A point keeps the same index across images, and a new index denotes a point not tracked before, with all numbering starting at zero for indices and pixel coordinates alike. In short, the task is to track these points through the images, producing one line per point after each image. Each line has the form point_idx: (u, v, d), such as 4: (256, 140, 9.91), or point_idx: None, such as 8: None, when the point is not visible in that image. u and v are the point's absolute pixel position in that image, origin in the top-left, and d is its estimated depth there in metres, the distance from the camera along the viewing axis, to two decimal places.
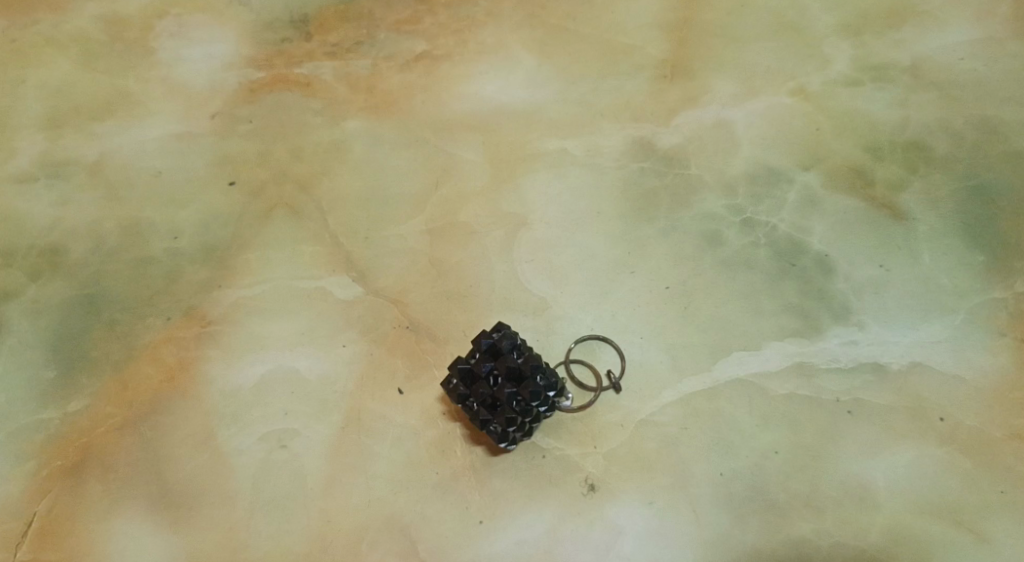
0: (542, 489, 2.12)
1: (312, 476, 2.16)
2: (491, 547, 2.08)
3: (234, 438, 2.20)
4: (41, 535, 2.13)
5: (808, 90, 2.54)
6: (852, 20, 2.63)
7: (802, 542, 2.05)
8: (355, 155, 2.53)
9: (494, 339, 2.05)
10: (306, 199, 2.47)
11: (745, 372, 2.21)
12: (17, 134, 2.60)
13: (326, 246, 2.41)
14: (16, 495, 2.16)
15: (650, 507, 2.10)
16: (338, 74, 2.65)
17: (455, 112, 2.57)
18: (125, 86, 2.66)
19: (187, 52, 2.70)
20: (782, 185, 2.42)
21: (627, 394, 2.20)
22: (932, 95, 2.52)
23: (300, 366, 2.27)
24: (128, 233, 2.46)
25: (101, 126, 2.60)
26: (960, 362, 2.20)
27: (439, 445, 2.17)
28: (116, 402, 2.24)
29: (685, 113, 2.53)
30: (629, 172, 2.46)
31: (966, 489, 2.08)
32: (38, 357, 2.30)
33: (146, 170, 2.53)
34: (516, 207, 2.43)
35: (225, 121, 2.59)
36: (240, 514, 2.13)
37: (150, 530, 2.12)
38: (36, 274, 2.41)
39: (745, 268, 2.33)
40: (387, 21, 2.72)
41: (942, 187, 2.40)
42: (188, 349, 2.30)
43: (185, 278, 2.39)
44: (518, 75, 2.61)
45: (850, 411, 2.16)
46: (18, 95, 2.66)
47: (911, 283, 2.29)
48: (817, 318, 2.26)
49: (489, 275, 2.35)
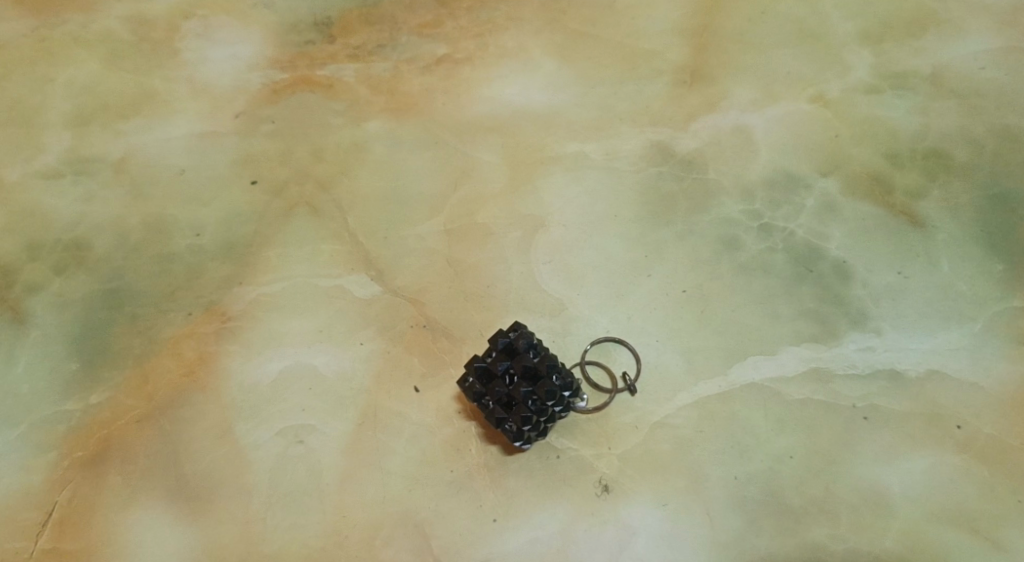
0: (556, 489, 2.14)
1: (329, 471, 2.18)
2: (506, 546, 2.10)
3: (252, 432, 2.23)
4: (61, 525, 2.16)
5: (827, 97, 2.55)
6: (873, 28, 2.63)
7: (816, 547, 2.06)
8: (376, 155, 2.56)
9: (511, 339, 2.07)
10: (327, 198, 2.50)
11: (760, 376, 2.22)
12: (44, 130, 2.64)
13: (346, 245, 2.43)
14: (37, 485, 2.20)
15: (664, 509, 2.11)
16: (360, 75, 2.67)
17: (475, 114, 2.59)
18: (151, 86, 2.70)
19: (212, 53, 2.74)
20: (801, 191, 2.43)
21: (641, 396, 2.22)
22: (952, 103, 2.51)
23: (318, 363, 2.30)
24: (151, 229, 2.49)
25: (127, 124, 2.64)
26: (977, 370, 2.20)
27: (455, 443, 2.20)
28: (137, 395, 2.28)
29: (704, 118, 2.54)
30: (647, 175, 2.47)
31: (982, 498, 2.08)
32: (61, 350, 2.34)
33: (170, 168, 2.57)
34: (535, 209, 2.45)
35: (248, 120, 2.62)
36: (257, 507, 2.16)
37: (168, 521, 2.16)
38: (61, 268, 2.45)
39: (762, 272, 2.34)
40: (409, 25, 2.75)
41: (961, 195, 2.39)
42: (208, 344, 2.33)
43: (207, 274, 2.42)
44: (538, 79, 2.63)
45: (865, 417, 2.17)
46: (46, 92, 2.70)
47: (929, 290, 2.29)
48: (834, 324, 2.27)
49: (507, 276, 2.37)
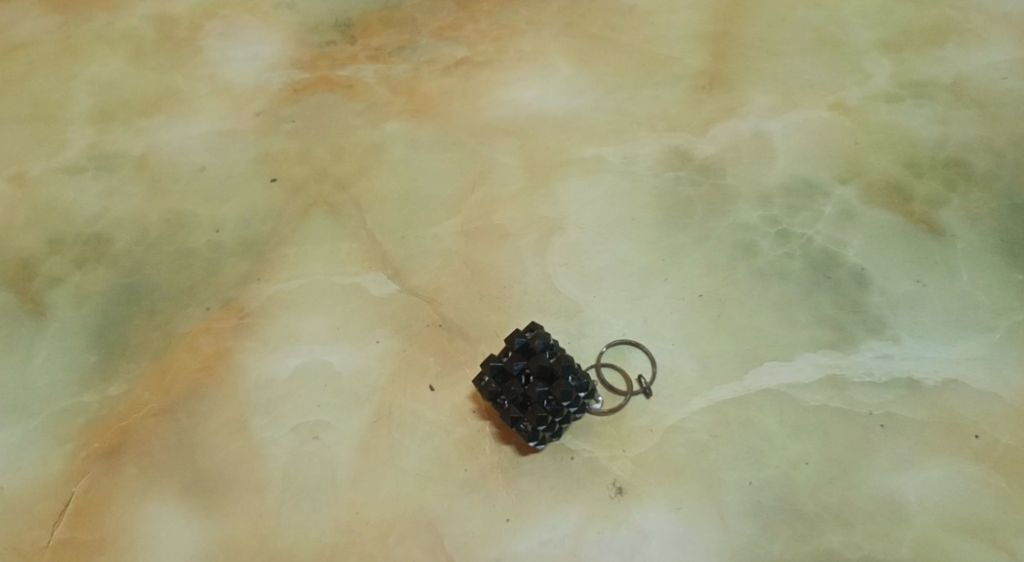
0: (570, 490, 2.14)
1: (343, 468, 2.20)
2: (519, 546, 2.10)
3: (267, 428, 2.25)
4: (77, 516, 2.19)
5: (847, 104, 2.54)
6: (893, 37, 2.62)
7: (829, 554, 2.05)
8: (394, 156, 2.57)
9: (526, 339, 2.08)
10: (345, 197, 2.52)
11: (776, 381, 2.22)
12: (68, 126, 2.67)
13: (364, 244, 2.45)
14: (55, 476, 2.22)
15: (677, 513, 2.11)
16: (379, 76, 2.69)
17: (493, 116, 2.60)
18: (173, 83, 2.72)
19: (233, 52, 2.76)
20: (819, 198, 2.42)
21: (656, 399, 2.22)
22: (973, 112, 2.50)
23: (334, 360, 2.31)
24: (171, 225, 2.52)
25: (149, 121, 2.67)
26: (995, 380, 2.18)
27: (468, 443, 2.21)
28: (154, 389, 2.30)
29: (722, 124, 2.54)
30: (665, 180, 2.47)
31: (999, 508, 2.07)
32: (81, 343, 2.37)
33: (191, 165, 2.59)
34: (552, 212, 2.46)
35: (268, 119, 2.64)
36: (271, 502, 2.18)
37: (183, 514, 2.18)
38: (81, 262, 2.48)
39: (779, 278, 2.33)
40: (429, 27, 2.76)
41: (981, 205, 2.38)
42: (226, 340, 2.35)
43: (225, 270, 2.44)
44: (557, 82, 2.64)
45: (881, 425, 2.16)
46: (70, 88, 2.73)
47: (947, 299, 2.28)
48: (850, 331, 2.26)
49: (522, 277, 2.37)
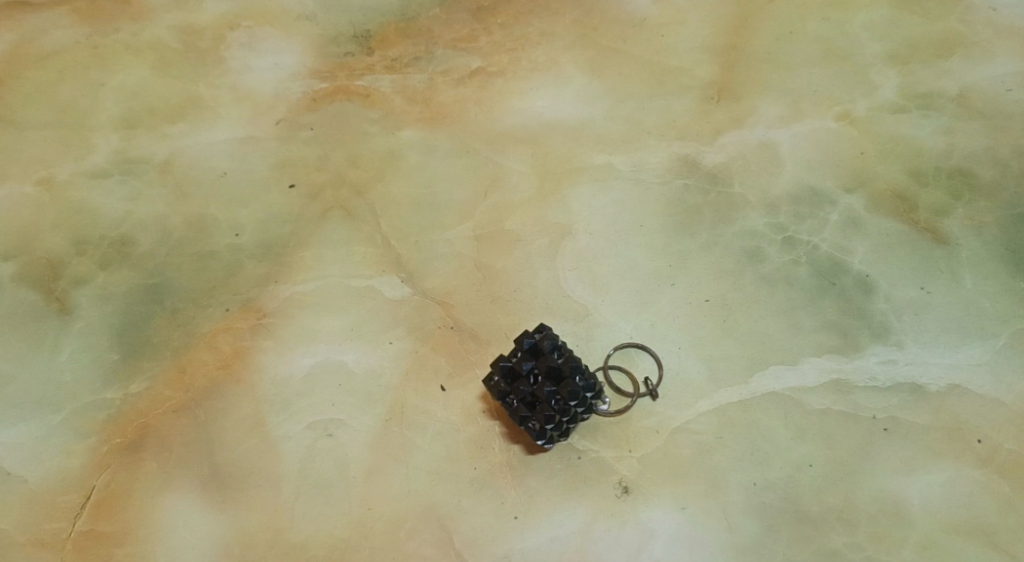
0: (578, 489, 2.20)
1: (357, 465, 2.27)
2: (528, 542, 2.16)
3: (284, 424, 2.32)
4: (98, 507, 2.26)
5: (853, 116, 2.58)
6: (900, 50, 2.67)
7: (831, 554, 2.11)
8: (409, 162, 2.63)
9: (535, 340, 2.13)
10: (361, 202, 2.58)
11: (781, 385, 2.27)
12: (94, 132, 2.75)
13: (378, 247, 2.52)
14: (77, 469, 2.29)
15: (682, 512, 2.17)
16: (396, 86, 2.75)
17: (505, 125, 2.66)
18: (195, 92, 2.79)
19: (254, 61, 2.83)
20: (825, 206, 2.47)
21: (661, 401, 2.28)
22: (979, 123, 2.54)
23: (349, 359, 2.38)
24: (192, 227, 2.59)
25: (173, 128, 2.74)
26: (999, 386, 2.23)
27: (479, 441, 2.27)
28: (174, 386, 2.37)
29: (730, 133, 2.59)
30: (673, 188, 2.53)
31: (1001, 511, 2.12)
32: (104, 341, 2.44)
33: (212, 170, 2.66)
34: (562, 217, 2.51)
35: (287, 126, 2.71)
36: (286, 496, 2.24)
37: (200, 506, 2.25)
38: (105, 263, 2.55)
39: (785, 284, 2.39)
40: (444, 39, 2.82)
41: (986, 214, 2.42)
42: (244, 339, 2.42)
43: (244, 271, 2.51)
44: (569, 92, 2.70)
45: (885, 429, 2.21)
46: (97, 96, 2.80)
47: (953, 306, 2.33)
48: (855, 336, 2.31)
49: (533, 281, 2.43)
